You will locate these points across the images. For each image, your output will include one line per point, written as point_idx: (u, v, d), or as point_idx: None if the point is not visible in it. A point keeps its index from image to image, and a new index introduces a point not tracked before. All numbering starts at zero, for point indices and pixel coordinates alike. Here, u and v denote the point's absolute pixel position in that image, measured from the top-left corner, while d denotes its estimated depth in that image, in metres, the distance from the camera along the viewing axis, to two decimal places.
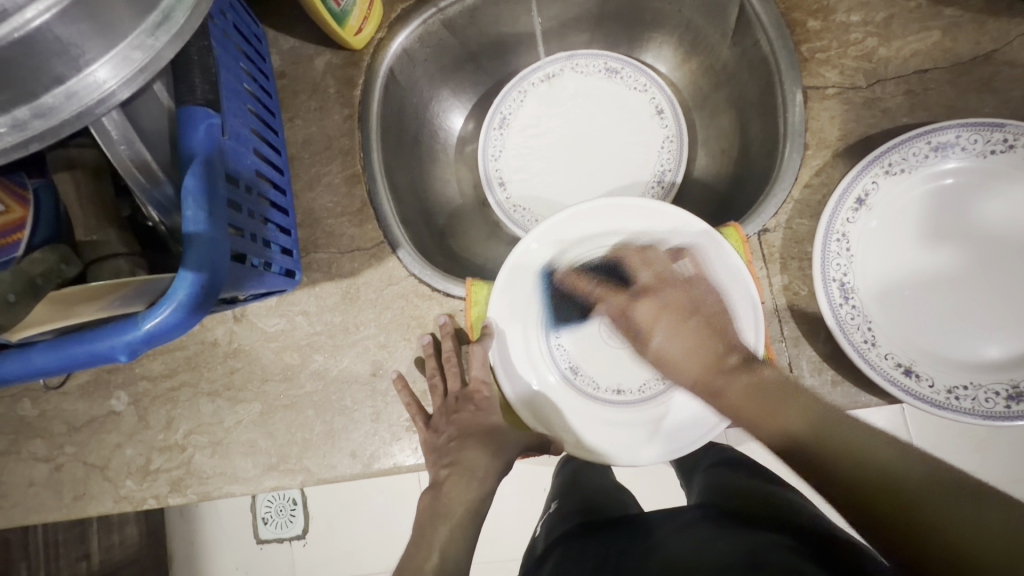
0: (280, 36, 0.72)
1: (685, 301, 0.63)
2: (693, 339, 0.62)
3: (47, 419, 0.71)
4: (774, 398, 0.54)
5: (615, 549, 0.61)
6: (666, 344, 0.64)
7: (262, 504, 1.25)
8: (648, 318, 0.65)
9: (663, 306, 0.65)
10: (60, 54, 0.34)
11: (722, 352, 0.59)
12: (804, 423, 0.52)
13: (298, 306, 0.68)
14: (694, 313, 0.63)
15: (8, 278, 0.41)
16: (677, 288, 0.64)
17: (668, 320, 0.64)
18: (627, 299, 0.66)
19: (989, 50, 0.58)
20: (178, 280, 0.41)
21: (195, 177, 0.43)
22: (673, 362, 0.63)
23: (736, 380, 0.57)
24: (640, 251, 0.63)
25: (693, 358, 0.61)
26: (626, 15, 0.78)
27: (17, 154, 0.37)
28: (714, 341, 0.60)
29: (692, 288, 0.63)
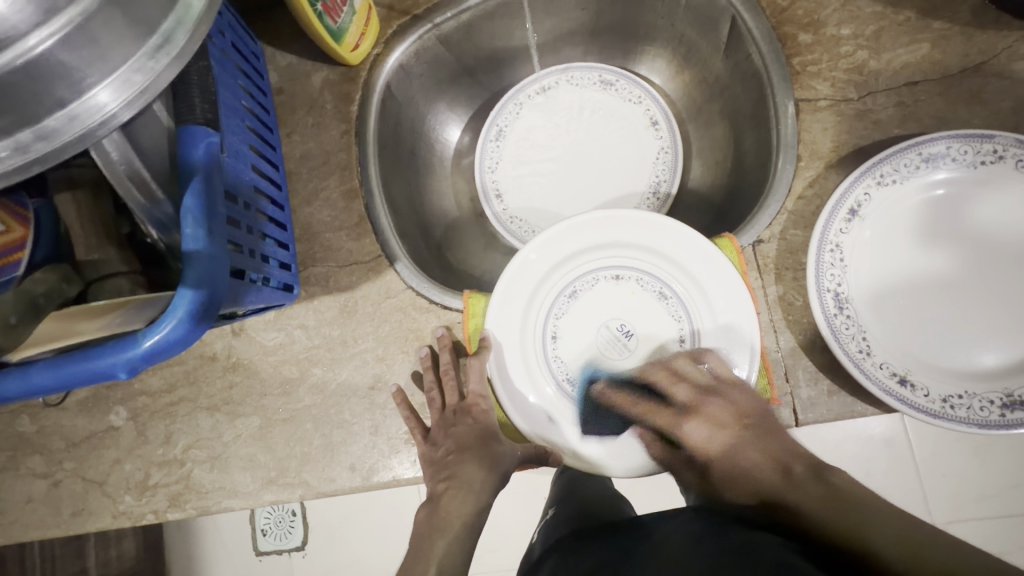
0: (279, 52, 0.72)
1: (730, 413, 0.58)
2: (751, 450, 0.56)
3: (45, 434, 0.71)
4: (846, 502, 0.48)
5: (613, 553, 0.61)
6: (727, 459, 0.57)
7: (261, 516, 1.24)
8: (699, 439, 0.59)
9: (714, 425, 0.59)
10: (62, 78, 0.35)
11: (785, 460, 0.55)
12: (887, 538, 0.44)
13: (296, 320, 0.68)
14: (743, 426, 0.58)
15: (11, 299, 0.41)
16: (720, 402, 0.59)
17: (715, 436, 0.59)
18: (672, 419, 0.60)
19: (977, 62, 0.59)
20: (177, 297, 0.42)
21: (195, 196, 0.44)
22: (743, 471, 0.55)
23: (812, 483, 0.51)
24: (668, 369, 0.62)
25: (759, 470, 0.54)
26: (620, 29, 0.79)
27: (19, 176, 0.37)
28: (778, 448, 0.56)
29: (735, 400, 0.58)
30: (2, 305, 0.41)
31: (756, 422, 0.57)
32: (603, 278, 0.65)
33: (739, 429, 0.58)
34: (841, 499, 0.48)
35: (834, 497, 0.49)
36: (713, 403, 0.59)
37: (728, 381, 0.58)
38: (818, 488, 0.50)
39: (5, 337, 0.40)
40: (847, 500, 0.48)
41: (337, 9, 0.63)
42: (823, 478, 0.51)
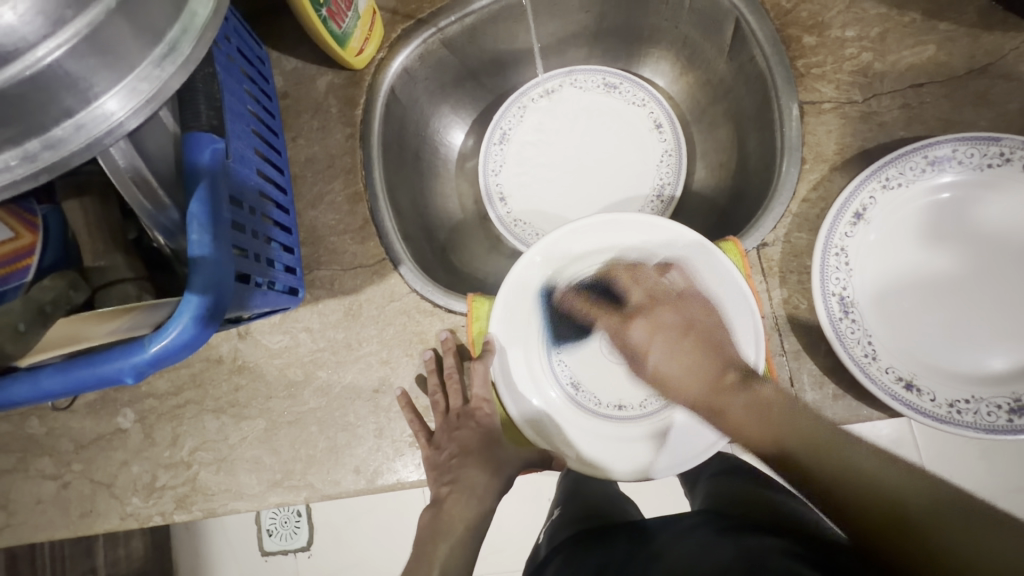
0: (284, 57, 0.73)
1: (676, 318, 0.64)
2: (688, 358, 0.62)
3: (54, 436, 0.71)
4: (780, 420, 0.54)
5: (617, 555, 0.62)
6: (659, 361, 0.64)
7: (267, 517, 1.24)
8: (642, 341, 0.66)
9: (655, 326, 0.66)
10: (69, 88, 0.36)
11: (717, 368, 0.60)
12: (799, 442, 0.52)
13: (301, 323, 0.69)
14: (687, 328, 0.63)
15: (18, 308, 0.42)
16: (670, 307, 0.65)
17: (659, 341, 0.65)
18: (617, 323, 0.67)
19: (984, 63, 0.59)
20: (183, 303, 0.42)
21: (201, 202, 0.44)
22: (671, 382, 0.63)
23: (738, 400, 0.57)
24: (631, 270, 0.64)
25: (688, 380, 0.61)
26: (624, 31, 0.79)
27: (28, 184, 0.38)
28: (714, 357, 0.60)
29: (685, 303, 0.63)
30: (8, 313, 0.41)
31: (699, 328, 0.62)
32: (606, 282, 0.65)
33: (682, 335, 0.64)
34: (771, 410, 0.55)
35: (767, 412, 0.55)
36: (661, 308, 0.65)
37: (681, 296, 0.63)
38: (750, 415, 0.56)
39: (13, 344, 0.41)
40: (776, 411, 0.55)
41: (342, 14, 0.63)
42: (761, 403, 0.56)
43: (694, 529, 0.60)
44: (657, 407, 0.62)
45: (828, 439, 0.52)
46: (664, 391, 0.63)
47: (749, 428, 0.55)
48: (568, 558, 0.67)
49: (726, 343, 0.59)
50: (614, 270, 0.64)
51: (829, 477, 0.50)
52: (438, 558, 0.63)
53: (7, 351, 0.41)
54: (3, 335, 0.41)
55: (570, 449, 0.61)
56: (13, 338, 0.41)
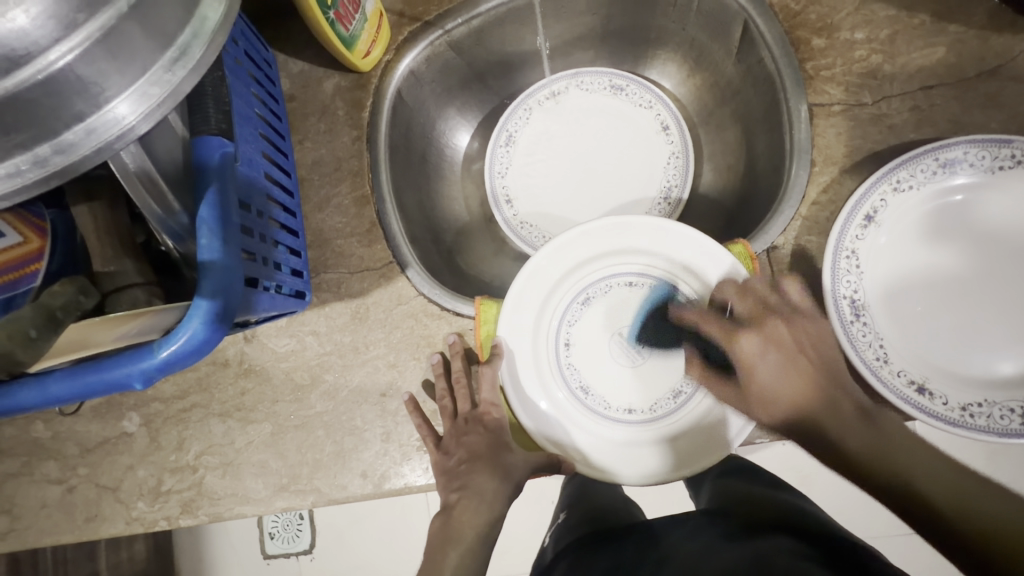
0: (290, 59, 0.73)
1: (794, 337, 0.56)
2: (805, 375, 0.54)
3: (60, 440, 0.71)
4: (886, 441, 0.48)
5: (625, 557, 0.62)
6: (771, 373, 0.56)
7: (270, 520, 1.24)
8: (752, 353, 0.57)
9: (771, 342, 0.57)
10: (81, 92, 0.35)
11: (835, 391, 0.53)
12: (930, 478, 0.45)
13: (307, 327, 0.69)
14: (804, 345, 0.56)
15: (29, 313, 0.40)
16: (784, 324, 0.57)
17: (778, 359, 0.56)
18: (727, 334, 0.59)
19: (994, 65, 0.58)
20: (192, 308, 0.42)
21: (211, 206, 0.44)
22: (777, 399, 0.55)
23: (858, 423, 0.50)
24: (741, 286, 0.58)
25: (802, 394, 0.54)
26: (630, 34, 0.79)
27: (39, 189, 0.37)
28: (834, 380, 0.54)
29: (801, 322, 0.57)
30: (18, 319, 0.40)
31: (822, 354, 0.55)
32: (615, 284, 0.64)
33: (801, 355, 0.55)
34: (888, 445, 0.48)
35: (878, 438, 0.49)
36: (773, 321, 0.57)
37: (801, 315, 0.57)
38: (868, 431, 0.49)
39: (24, 351, 0.40)
40: (897, 447, 0.48)
41: (349, 17, 0.63)
42: (872, 420, 0.50)
43: (702, 531, 0.60)
44: (668, 411, 0.61)
45: (947, 475, 0.45)
46: (674, 394, 0.62)
47: (873, 459, 0.47)
48: (576, 559, 0.67)
49: (845, 376, 0.54)
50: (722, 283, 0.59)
51: (936, 500, 0.44)
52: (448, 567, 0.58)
53: (18, 357, 0.40)
54: (13, 341, 0.40)
55: (579, 454, 0.60)
56: (25, 345, 0.40)
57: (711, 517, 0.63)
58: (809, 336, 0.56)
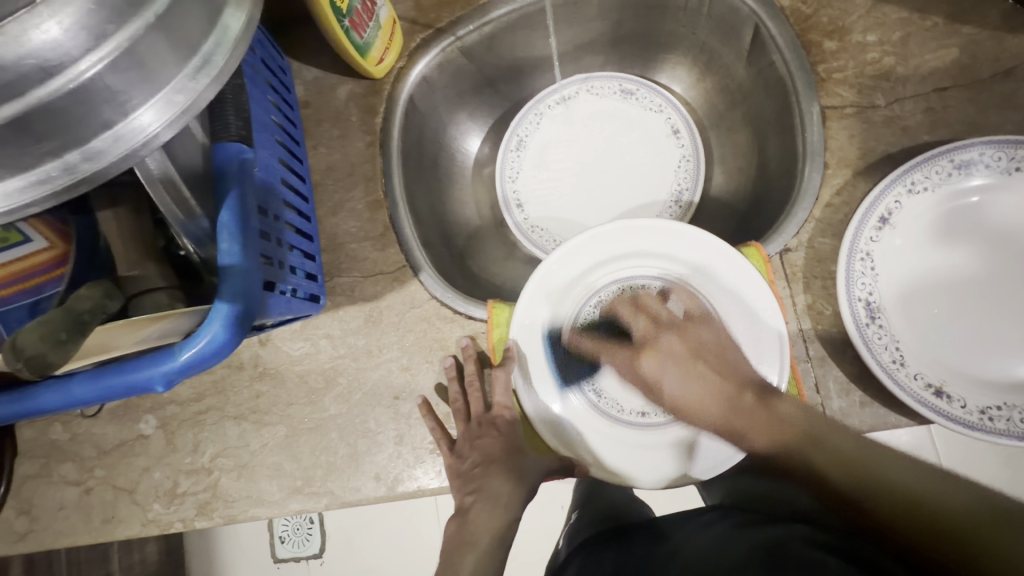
0: (304, 66, 0.74)
1: (685, 346, 0.65)
2: (704, 379, 0.63)
3: (77, 442, 0.72)
4: (807, 432, 0.54)
5: (637, 553, 0.63)
6: (674, 395, 0.63)
7: (280, 524, 1.25)
8: (655, 372, 0.64)
9: (665, 356, 0.65)
10: (109, 101, 0.36)
11: (733, 386, 0.61)
12: (830, 457, 0.52)
13: (322, 330, 0.69)
14: (697, 357, 0.64)
15: (58, 316, 0.41)
16: (675, 334, 0.65)
17: (672, 367, 0.64)
18: (627, 356, 0.65)
19: (1009, 66, 0.58)
20: (213, 312, 0.43)
21: (231, 211, 0.45)
22: (695, 411, 0.61)
23: (762, 415, 0.57)
24: (631, 303, 0.65)
25: (709, 406, 0.60)
26: (640, 38, 0.79)
27: (67, 195, 0.38)
28: (733, 375, 0.61)
29: (688, 330, 0.65)
30: (50, 322, 0.40)
31: (710, 354, 0.63)
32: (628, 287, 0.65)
33: (694, 360, 0.64)
34: (791, 425, 0.55)
35: (792, 430, 0.55)
36: (665, 335, 0.66)
37: (688, 321, 0.64)
38: (776, 423, 0.56)
39: (55, 352, 0.40)
40: (800, 428, 0.55)
41: (363, 24, 0.64)
42: (779, 417, 0.56)
43: (712, 525, 0.61)
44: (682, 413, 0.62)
45: (854, 446, 0.52)
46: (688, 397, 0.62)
47: (786, 441, 0.55)
48: (589, 557, 0.68)
49: (737, 365, 0.60)
50: (617, 305, 0.65)
51: (850, 485, 0.51)
52: (465, 567, 0.62)
53: (50, 360, 0.40)
54: (45, 344, 0.40)
55: (591, 455, 0.60)
56: (54, 347, 0.40)
57: (724, 512, 0.64)
58: (689, 338, 0.64)
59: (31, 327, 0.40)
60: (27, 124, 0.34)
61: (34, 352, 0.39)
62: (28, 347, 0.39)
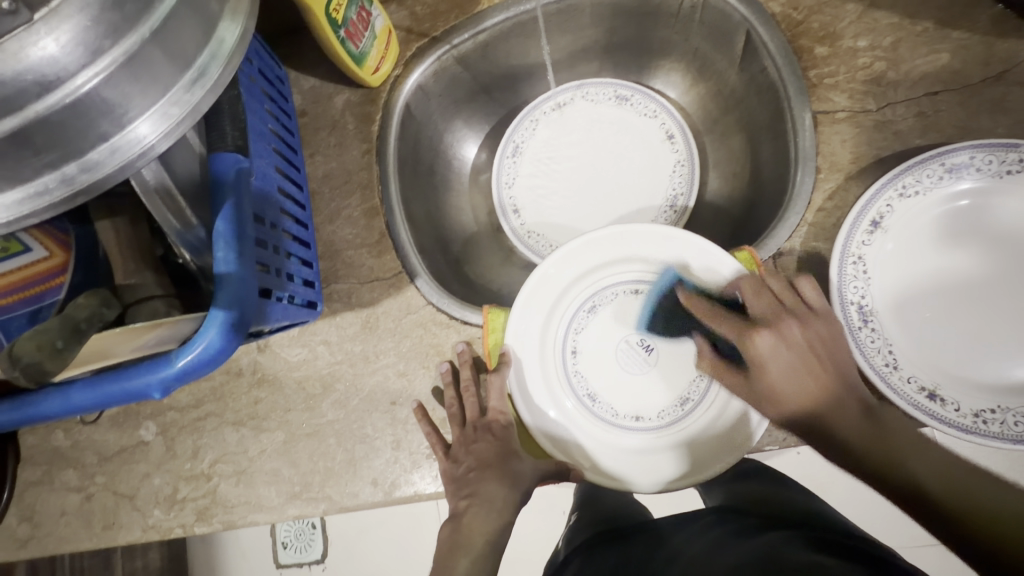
0: (301, 76, 0.75)
1: (804, 338, 0.52)
2: (817, 376, 0.51)
3: (79, 448, 0.73)
4: (892, 436, 0.47)
5: (637, 552, 0.64)
6: (785, 375, 0.51)
7: (283, 529, 1.25)
8: (765, 353, 0.52)
9: (783, 341, 0.52)
10: (106, 114, 0.37)
11: (843, 388, 0.50)
12: (914, 461, 0.45)
13: (319, 336, 0.70)
14: (812, 341, 0.52)
15: (55, 325, 0.43)
16: (798, 322, 0.53)
17: (783, 358, 0.51)
18: (739, 330, 0.54)
19: (999, 71, 0.58)
20: (208, 319, 0.43)
21: (226, 220, 0.45)
22: (781, 395, 0.51)
23: (857, 418, 0.48)
24: (757, 280, 0.56)
25: (803, 392, 0.50)
26: (634, 45, 0.80)
27: (66, 206, 0.39)
28: (843, 377, 0.51)
29: (814, 322, 0.53)
30: (46, 331, 0.42)
31: (827, 352, 0.52)
32: (622, 292, 0.65)
33: (811, 356, 0.52)
34: (889, 439, 0.46)
35: (876, 433, 0.47)
36: (790, 320, 0.53)
37: (815, 313, 0.54)
38: (867, 424, 0.48)
39: (52, 360, 0.41)
40: (886, 439, 0.47)
41: (359, 34, 0.65)
42: (878, 419, 0.48)
43: (713, 527, 0.62)
44: (675, 418, 0.62)
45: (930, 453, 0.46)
46: (681, 401, 0.62)
47: (867, 445, 0.47)
48: (588, 557, 0.68)
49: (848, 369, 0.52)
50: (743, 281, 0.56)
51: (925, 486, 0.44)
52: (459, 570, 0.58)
53: (47, 367, 0.41)
54: (41, 352, 0.41)
55: (588, 461, 0.61)
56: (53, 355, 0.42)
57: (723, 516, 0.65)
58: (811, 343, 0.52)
59: (29, 337, 0.42)
60: (26, 138, 0.35)
61: (29, 360, 0.41)
62: (24, 355, 0.40)
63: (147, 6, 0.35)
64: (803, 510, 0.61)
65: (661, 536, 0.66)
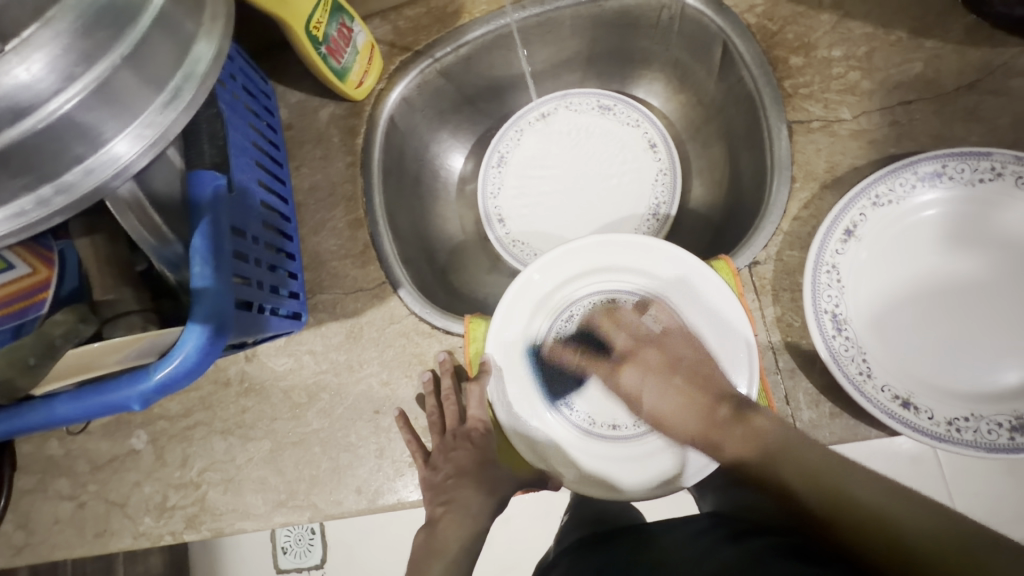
0: (288, 90, 0.76)
1: (660, 360, 0.68)
2: (681, 390, 0.65)
3: (72, 457, 0.74)
4: (782, 451, 0.54)
5: (624, 554, 0.63)
6: (662, 411, 0.64)
7: (282, 535, 1.27)
8: (633, 386, 0.67)
9: (643, 369, 0.68)
10: (80, 136, 0.39)
11: (710, 399, 0.62)
12: (797, 472, 0.53)
13: (305, 346, 0.71)
14: (669, 372, 0.67)
15: (28, 342, 0.45)
16: (652, 346, 0.68)
17: (654, 394, 0.66)
18: (608, 370, 0.68)
19: (972, 80, 0.59)
20: (187, 333, 0.44)
21: (204, 236, 0.47)
22: (666, 422, 0.63)
23: (739, 430, 0.58)
24: (613, 317, 0.67)
25: (685, 418, 0.62)
26: (616, 55, 0.81)
27: (43, 226, 0.40)
28: (708, 386, 0.62)
29: (671, 339, 0.65)
30: (19, 348, 0.45)
31: (696, 367, 0.63)
32: (599, 301, 0.66)
33: (669, 374, 0.67)
34: (767, 442, 0.55)
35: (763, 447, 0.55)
36: (647, 349, 0.69)
37: (665, 335, 0.66)
38: (748, 437, 0.57)
39: (23, 377, 0.44)
40: (776, 444, 0.55)
41: (341, 50, 0.67)
42: (765, 436, 0.55)
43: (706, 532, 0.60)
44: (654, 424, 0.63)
45: (822, 462, 0.52)
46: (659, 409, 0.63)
47: (758, 464, 0.55)
48: (576, 561, 0.67)
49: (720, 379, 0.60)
50: (601, 320, 0.67)
51: (820, 507, 0.51)
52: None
53: (17, 383, 0.44)
54: (14, 368, 0.44)
55: (570, 469, 0.61)
56: (25, 371, 0.45)
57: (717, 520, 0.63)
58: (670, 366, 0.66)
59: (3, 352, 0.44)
60: (2, 161, 0.36)
61: (3, 377, 0.44)
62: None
63: (118, 34, 0.37)
64: None
65: (651, 539, 0.65)
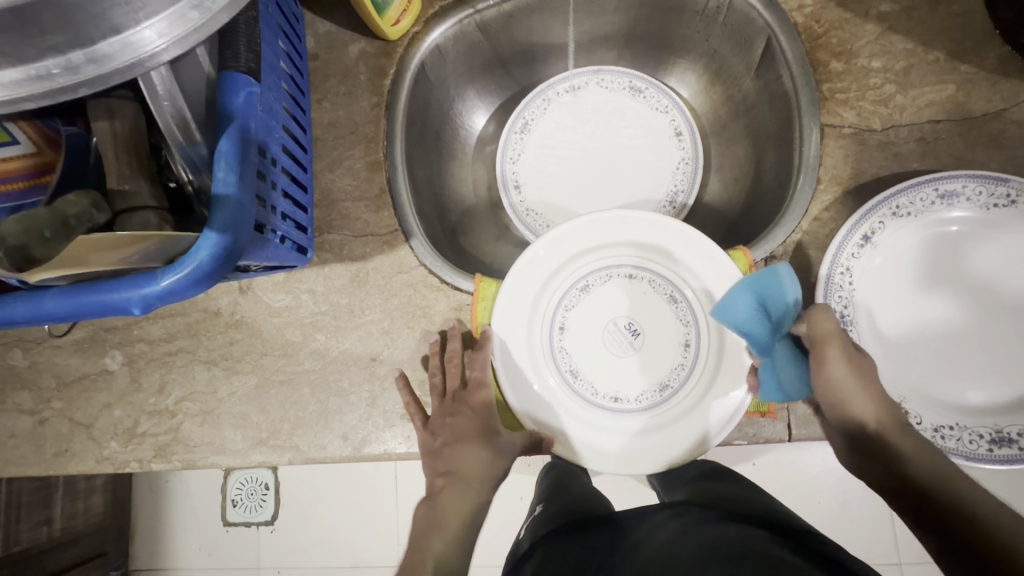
0: (317, 19, 0.73)
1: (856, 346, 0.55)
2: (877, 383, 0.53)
3: (37, 370, 0.70)
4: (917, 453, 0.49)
5: (605, 536, 0.62)
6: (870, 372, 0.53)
7: (234, 486, 1.22)
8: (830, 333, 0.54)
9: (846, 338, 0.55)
10: (121, 5, 0.35)
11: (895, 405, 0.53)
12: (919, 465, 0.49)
13: (305, 285, 0.69)
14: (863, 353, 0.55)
15: (44, 215, 0.41)
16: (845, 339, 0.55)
17: (841, 363, 0.53)
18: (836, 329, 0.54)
19: (999, 108, 0.61)
20: (200, 240, 0.41)
21: (230, 141, 0.44)
22: (861, 383, 0.52)
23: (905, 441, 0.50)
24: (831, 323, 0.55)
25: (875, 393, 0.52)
26: (655, 38, 0.80)
27: (67, 96, 0.38)
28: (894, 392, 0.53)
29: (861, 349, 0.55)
30: (35, 218, 0.41)
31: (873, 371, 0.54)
32: (615, 275, 0.66)
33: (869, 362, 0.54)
34: (931, 462, 0.48)
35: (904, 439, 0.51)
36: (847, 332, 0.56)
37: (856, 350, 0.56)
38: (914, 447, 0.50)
39: (38, 246, 0.41)
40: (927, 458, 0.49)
41: None
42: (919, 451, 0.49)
43: (675, 518, 0.60)
44: (653, 403, 0.63)
45: (930, 461, 0.48)
46: (661, 388, 0.64)
47: (895, 451, 0.50)
48: (552, 554, 0.60)
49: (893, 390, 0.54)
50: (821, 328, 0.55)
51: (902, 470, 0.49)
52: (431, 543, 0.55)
53: (31, 254, 0.40)
54: (29, 236, 0.40)
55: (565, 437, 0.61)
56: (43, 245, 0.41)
57: (686, 507, 0.63)
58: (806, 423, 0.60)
59: (16, 219, 0.40)
60: (32, 17, 0.33)
61: (15, 243, 0.39)
62: (9, 236, 0.39)
63: None
64: (766, 507, 0.62)
65: (624, 529, 0.64)
